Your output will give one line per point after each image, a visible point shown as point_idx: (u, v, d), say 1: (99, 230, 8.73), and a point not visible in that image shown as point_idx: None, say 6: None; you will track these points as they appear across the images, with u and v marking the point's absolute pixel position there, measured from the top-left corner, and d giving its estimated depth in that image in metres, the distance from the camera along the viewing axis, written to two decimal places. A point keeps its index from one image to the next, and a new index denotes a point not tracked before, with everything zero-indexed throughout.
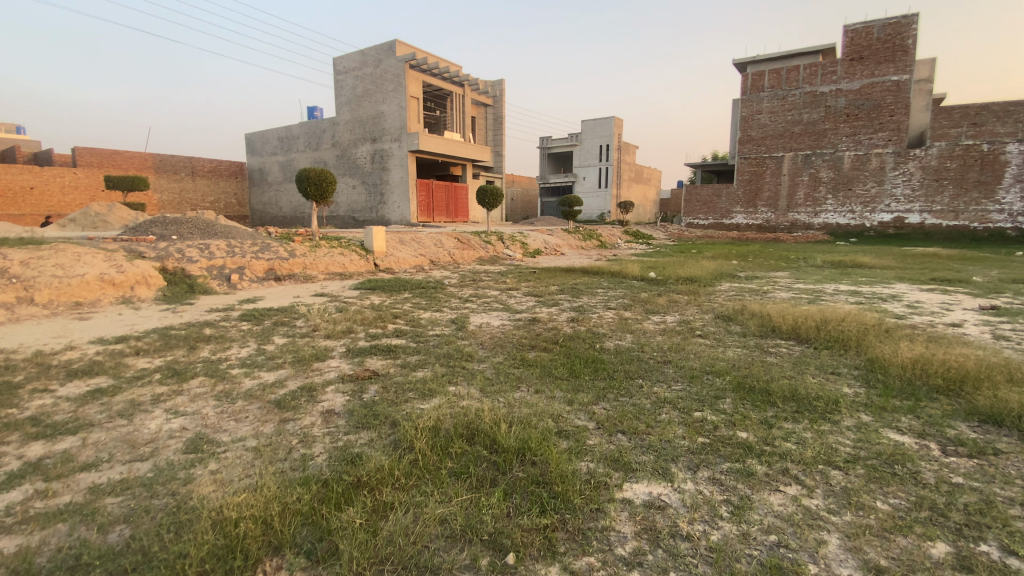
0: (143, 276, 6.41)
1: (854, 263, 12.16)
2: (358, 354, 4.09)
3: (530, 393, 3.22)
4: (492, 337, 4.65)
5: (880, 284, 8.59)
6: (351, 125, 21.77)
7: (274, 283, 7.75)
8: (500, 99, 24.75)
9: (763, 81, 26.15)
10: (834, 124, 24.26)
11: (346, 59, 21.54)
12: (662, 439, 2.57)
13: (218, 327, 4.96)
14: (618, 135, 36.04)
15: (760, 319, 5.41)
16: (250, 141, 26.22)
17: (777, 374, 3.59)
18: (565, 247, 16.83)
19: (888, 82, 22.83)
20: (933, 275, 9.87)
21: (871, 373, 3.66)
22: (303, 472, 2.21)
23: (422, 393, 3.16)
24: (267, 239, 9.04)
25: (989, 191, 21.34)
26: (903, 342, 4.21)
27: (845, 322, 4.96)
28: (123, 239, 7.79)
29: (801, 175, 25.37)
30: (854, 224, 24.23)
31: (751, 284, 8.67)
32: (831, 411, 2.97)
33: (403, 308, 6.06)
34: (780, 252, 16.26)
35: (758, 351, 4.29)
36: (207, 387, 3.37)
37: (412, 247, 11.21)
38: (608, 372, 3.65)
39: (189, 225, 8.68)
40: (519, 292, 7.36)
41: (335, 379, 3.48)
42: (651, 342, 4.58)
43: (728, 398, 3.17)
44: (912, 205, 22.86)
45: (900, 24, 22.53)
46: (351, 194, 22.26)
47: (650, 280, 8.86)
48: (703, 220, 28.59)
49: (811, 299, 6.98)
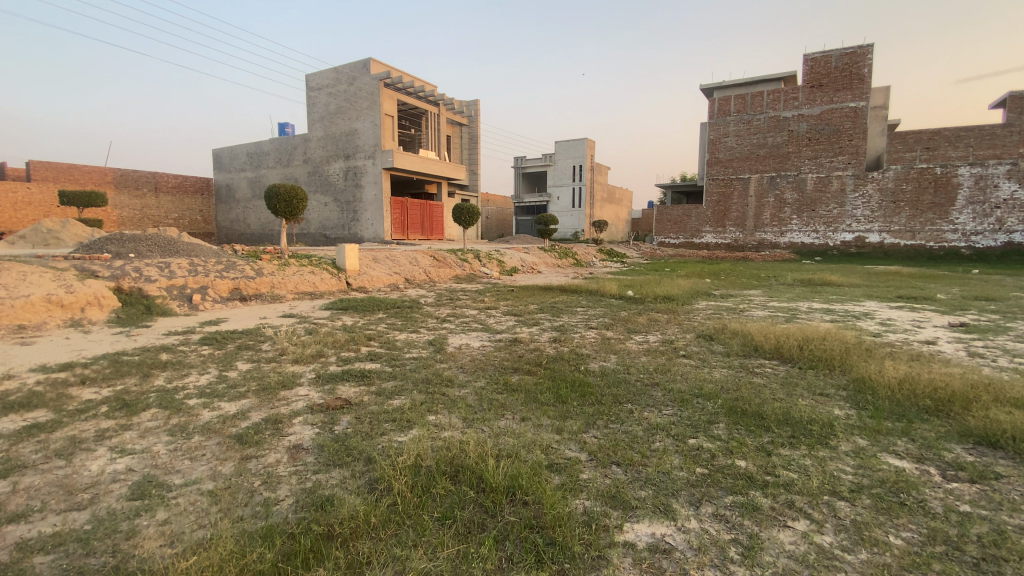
0: (96, 296, 5.98)
1: (824, 281, 12.44)
2: (329, 380, 3.82)
3: (515, 421, 3.03)
4: (473, 359, 4.45)
5: (851, 302, 8.78)
6: (324, 142, 21.44)
7: (240, 304, 7.38)
8: (475, 119, 24.86)
9: (729, 106, 27.08)
10: (797, 148, 25.23)
11: (319, 76, 21.31)
12: (658, 471, 2.41)
13: (176, 351, 4.61)
14: (590, 156, 36.68)
15: (741, 338, 5.37)
16: (217, 157, 25.52)
17: (767, 396, 3.50)
18: (541, 265, 16.79)
19: (846, 108, 23.93)
20: (899, 293, 10.15)
21: (858, 393, 3.61)
22: (265, 522, 1.96)
23: (399, 424, 2.93)
24: (233, 258, 8.64)
25: (942, 212, 22.44)
26: (886, 361, 4.21)
27: (826, 341, 4.96)
28: (74, 257, 7.30)
29: (767, 196, 26.16)
30: (818, 243, 25.03)
31: (728, 303, 8.74)
32: (827, 436, 2.87)
33: (377, 329, 5.80)
34: (752, 270, 16.60)
35: (744, 371, 4.21)
36: (160, 420, 3.05)
37: (387, 265, 10.95)
38: (595, 396, 3.48)
39: (148, 242, 8.22)
40: (498, 311, 7.20)
41: (304, 410, 3.21)
42: (635, 363, 4.45)
43: (721, 423, 3.04)
44: (871, 225, 23.82)
45: (856, 54, 23.71)
46: (323, 211, 21.81)
47: (629, 299, 8.83)
48: (675, 239, 29.09)
49: (787, 317, 7.04)
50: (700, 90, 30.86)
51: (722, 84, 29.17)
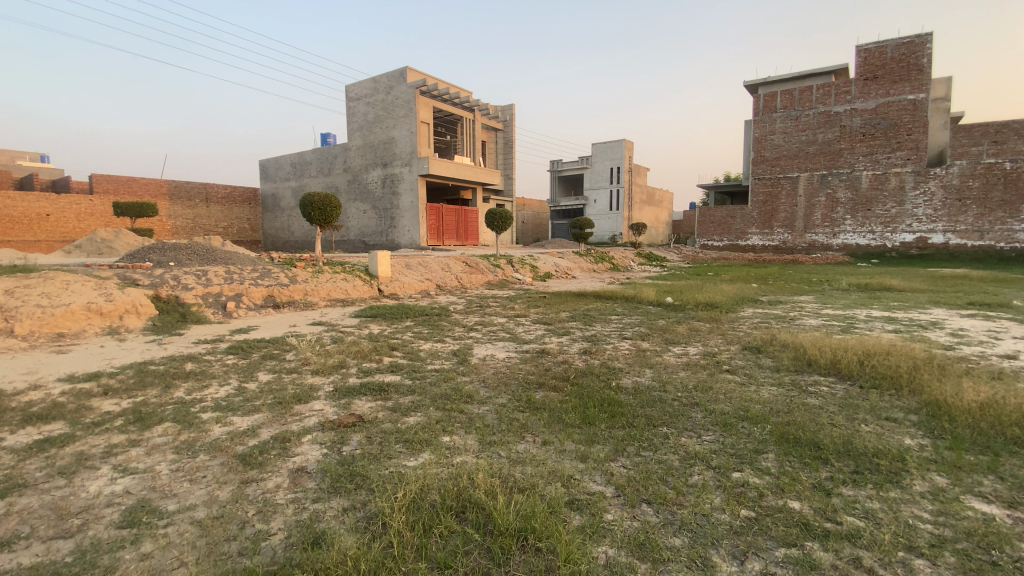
0: (134, 304, 6.12)
1: (882, 286, 11.51)
2: (346, 394, 3.66)
3: (536, 445, 2.77)
4: (496, 373, 4.20)
5: (915, 310, 8.01)
6: (363, 151, 21.84)
7: (272, 311, 7.43)
8: (510, 123, 24.73)
9: (775, 102, 25.89)
10: (851, 144, 23.80)
11: (358, 86, 21.73)
12: (697, 513, 2.10)
13: (201, 361, 4.59)
14: (628, 158, 35.93)
15: (793, 351, 4.89)
16: (264, 167, 26.53)
17: (823, 422, 3.07)
18: (576, 269, 16.40)
19: (905, 100, 22.43)
20: (968, 299, 9.26)
21: (933, 419, 3.11)
22: (249, 562, 1.77)
23: (410, 446, 2.72)
24: (269, 266, 8.76)
25: (1016, 209, 20.61)
26: (965, 381, 3.67)
27: (891, 356, 4.41)
28: (119, 266, 7.55)
29: (817, 196, 24.80)
30: (875, 245, 23.47)
31: (777, 310, 8.16)
32: (899, 473, 2.45)
33: (402, 338, 5.63)
34: (802, 274, 15.67)
35: (796, 391, 3.77)
36: (170, 436, 2.96)
37: (418, 271, 10.90)
38: (628, 418, 3.17)
39: (188, 251, 8.44)
40: (527, 320, 6.93)
41: (314, 427, 3.04)
42: (673, 379, 4.07)
43: (771, 453, 2.67)
44: (935, 225, 22.11)
45: (914, 43, 22.21)
46: (362, 218, 22.21)
47: (668, 306, 8.37)
48: (718, 242, 28.01)
49: (843, 327, 6.42)
50: (744, 87, 29.65)
51: (767, 80, 27.95)
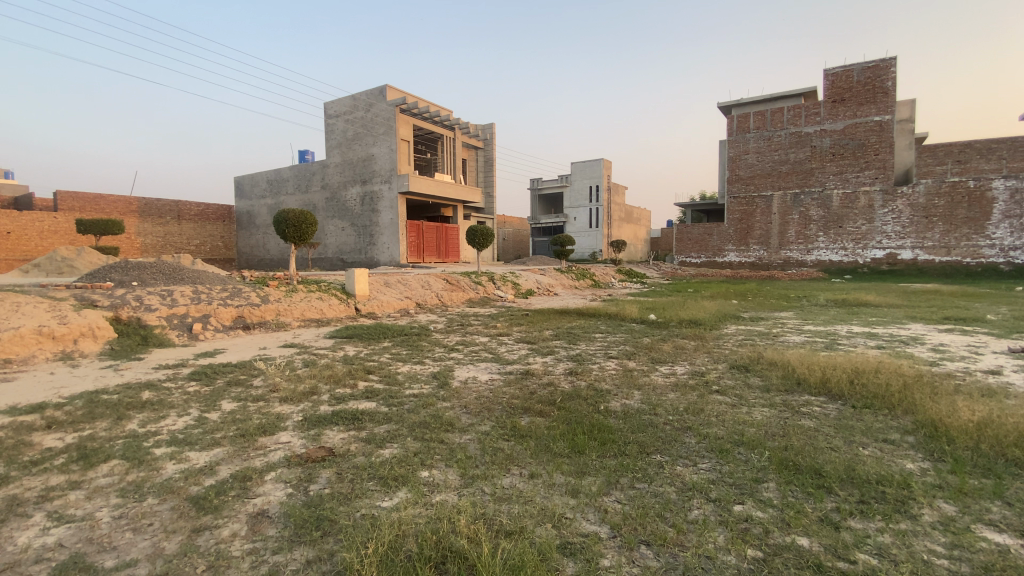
0: (90, 327, 5.73)
1: (859, 301, 11.68)
2: (316, 425, 3.39)
3: (523, 479, 2.57)
4: (479, 398, 3.98)
5: (893, 325, 8.10)
6: (341, 168, 21.58)
7: (242, 333, 7.07)
8: (490, 142, 24.82)
9: (748, 123, 26.61)
10: (821, 163, 24.52)
11: (336, 103, 21.56)
12: (700, 555, 1.92)
13: (160, 389, 4.25)
14: (607, 176, 36.42)
15: (781, 370, 4.79)
16: (239, 184, 25.98)
17: (821, 446, 2.94)
18: (558, 287, 16.30)
19: (871, 122, 23.25)
20: (943, 313, 9.42)
21: (930, 440, 3.00)
22: None
23: (385, 484, 2.48)
24: (239, 285, 8.40)
25: (979, 226, 21.40)
26: (958, 399, 3.59)
27: (880, 374, 4.34)
28: (77, 286, 7.13)
29: (791, 214, 25.40)
30: (847, 261, 24.04)
31: (759, 327, 8.13)
32: (905, 501, 2.31)
33: (379, 361, 5.37)
34: (780, 290, 15.89)
35: (789, 412, 3.64)
36: (116, 477, 2.66)
37: (398, 289, 10.64)
38: (619, 445, 2.99)
39: (153, 270, 8.04)
40: (510, 339, 6.73)
41: (280, 463, 2.78)
42: (664, 402, 3.90)
43: (771, 483, 2.52)
44: (903, 241, 22.79)
45: (879, 67, 23.12)
46: (340, 236, 21.83)
47: (652, 323, 8.28)
48: (696, 258, 28.36)
49: (827, 344, 6.36)
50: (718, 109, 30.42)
51: (740, 102, 28.71)
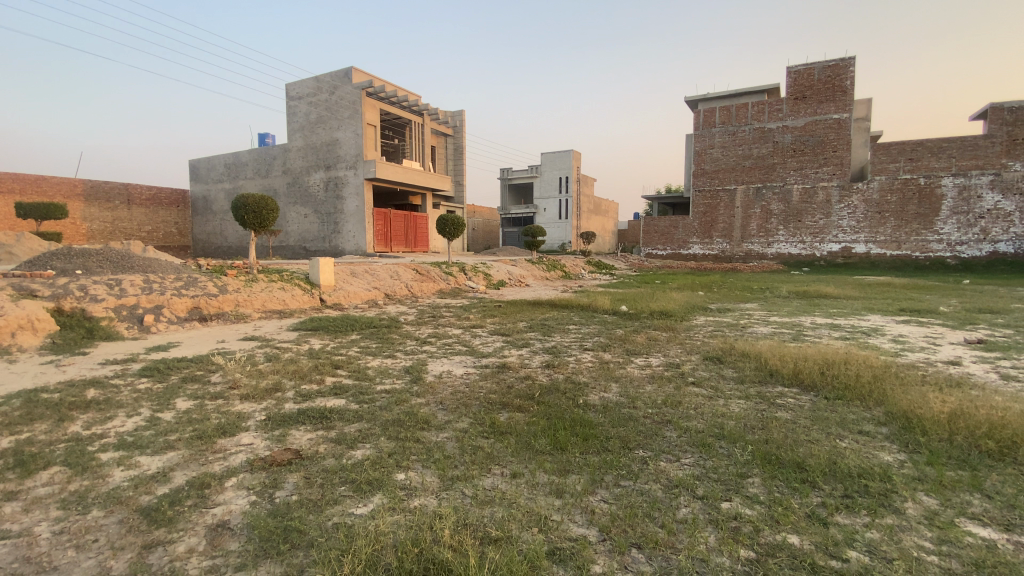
0: (29, 318, 5.22)
1: (819, 293, 12.08)
2: (281, 424, 3.19)
3: (505, 479, 2.45)
4: (455, 393, 3.84)
5: (854, 316, 8.39)
6: (304, 152, 20.78)
7: (198, 325, 6.67)
8: (460, 129, 24.40)
9: (714, 117, 27.07)
10: (782, 159, 25.23)
11: (299, 84, 20.68)
12: (693, 557, 1.86)
13: (107, 386, 3.91)
14: (576, 167, 36.52)
15: (754, 361, 4.84)
16: (194, 168, 24.70)
17: (801, 439, 2.94)
18: (529, 278, 16.24)
19: (830, 119, 24.03)
20: (899, 305, 9.81)
21: (905, 432, 3.06)
22: None
23: (359, 489, 2.32)
24: (195, 274, 7.92)
25: (927, 222, 22.51)
26: (928, 391, 3.68)
27: (850, 365, 4.44)
28: (12, 275, 6.55)
29: (753, 207, 26.09)
30: (805, 254, 24.92)
31: (728, 318, 8.26)
32: (888, 495, 2.33)
33: (347, 354, 5.15)
34: (744, 282, 16.32)
35: (764, 404, 3.65)
36: (56, 486, 2.39)
37: (365, 280, 10.31)
38: (601, 441, 2.91)
39: (99, 257, 7.47)
40: (483, 331, 6.58)
41: (242, 467, 2.58)
42: (641, 395, 3.85)
43: (756, 477, 2.50)
44: (858, 235, 23.79)
45: (839, 66, 23.84)
46: (302, 223, 21.07)
47: (624, 315, 8.31)
48: (662, 250, 28.84)
49: (794, 335, 6.53)
50: (686, 103, 30.81)
51: (706, 96, 29.14)
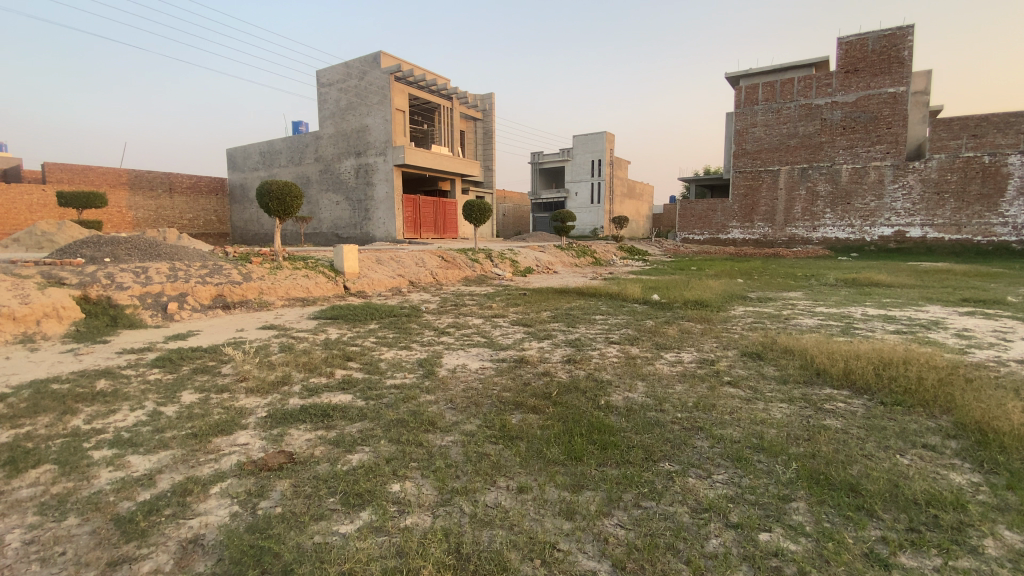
0: (54, 307, 5.29)
1: (870, 281, 11.25)
2: (280, 423, 3.02)
3: (509, 495, 2.19)
4: (466, 391, 3.58)
5: (910, 307, 7.71)
6: (335, 139, 20.84)
7: (221, 312, 6.68)
8: (489, 113, 23.99)
9: (757, 94, 25.64)
10: (831, 137, 23.70)
11: (329, 71, 20.69)
12: None
13: (119, 376, 3.87)
14: (609, 150, 35.57)
15: (798, 357, 4.40)
16: (231, 156, 25.22)
17: (854, 454, 2.56)
18: (557, 264, 15.86)
19: (885, 94, 22.36)
20: (960, 295, 8.99)
21: (978, 447, 2.63)
22: None
23: (348, 503, 2.11)
24: (221, 261, 7.94)
25: (990, 204, 20.83)
26: (1006, 398, 3.20)
27: (910, 365, 3.94)
28: (45, 262, 6.70)
29: (798, 189, 24.73)
30: (854, 238, 23.50)
31: (769, 308, 7.74)
32: (963, 530, 1.94)
33: (362, 345, 4.99)
34: (787, 268, 15.38)
35: (810, 410, 3.25)
36: (39, 488, 2.28)
37: (390, 267, 10.19)
38: (622, 451, 2.61)
39: (128, 245, 7.59)
40: (505, 321, 6.34)
41: (230, 471, 2.41)
42: (670, 396, 3.51)
43: (800, 502, 2.15)
44: (912, 219, 22.21)
45: (895, 36, 22.08)
46: (334, 210, 21.27)
47: (655, 304, 7.89)
48: (699, 235, 27.83)
49: (843, 328, 6.02)
50: (726, 79, 29.26)
51: (748, 73, 27.64)
